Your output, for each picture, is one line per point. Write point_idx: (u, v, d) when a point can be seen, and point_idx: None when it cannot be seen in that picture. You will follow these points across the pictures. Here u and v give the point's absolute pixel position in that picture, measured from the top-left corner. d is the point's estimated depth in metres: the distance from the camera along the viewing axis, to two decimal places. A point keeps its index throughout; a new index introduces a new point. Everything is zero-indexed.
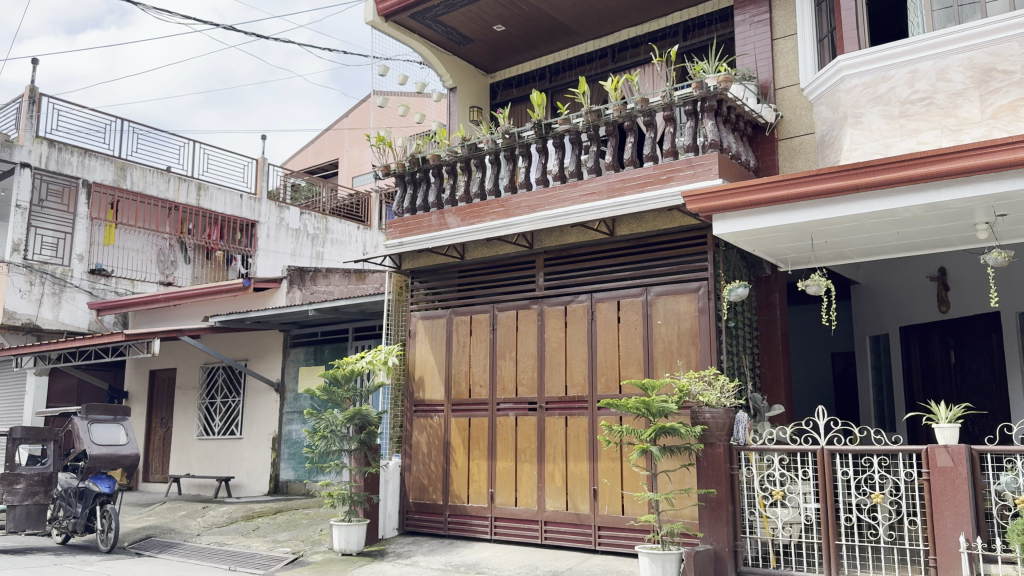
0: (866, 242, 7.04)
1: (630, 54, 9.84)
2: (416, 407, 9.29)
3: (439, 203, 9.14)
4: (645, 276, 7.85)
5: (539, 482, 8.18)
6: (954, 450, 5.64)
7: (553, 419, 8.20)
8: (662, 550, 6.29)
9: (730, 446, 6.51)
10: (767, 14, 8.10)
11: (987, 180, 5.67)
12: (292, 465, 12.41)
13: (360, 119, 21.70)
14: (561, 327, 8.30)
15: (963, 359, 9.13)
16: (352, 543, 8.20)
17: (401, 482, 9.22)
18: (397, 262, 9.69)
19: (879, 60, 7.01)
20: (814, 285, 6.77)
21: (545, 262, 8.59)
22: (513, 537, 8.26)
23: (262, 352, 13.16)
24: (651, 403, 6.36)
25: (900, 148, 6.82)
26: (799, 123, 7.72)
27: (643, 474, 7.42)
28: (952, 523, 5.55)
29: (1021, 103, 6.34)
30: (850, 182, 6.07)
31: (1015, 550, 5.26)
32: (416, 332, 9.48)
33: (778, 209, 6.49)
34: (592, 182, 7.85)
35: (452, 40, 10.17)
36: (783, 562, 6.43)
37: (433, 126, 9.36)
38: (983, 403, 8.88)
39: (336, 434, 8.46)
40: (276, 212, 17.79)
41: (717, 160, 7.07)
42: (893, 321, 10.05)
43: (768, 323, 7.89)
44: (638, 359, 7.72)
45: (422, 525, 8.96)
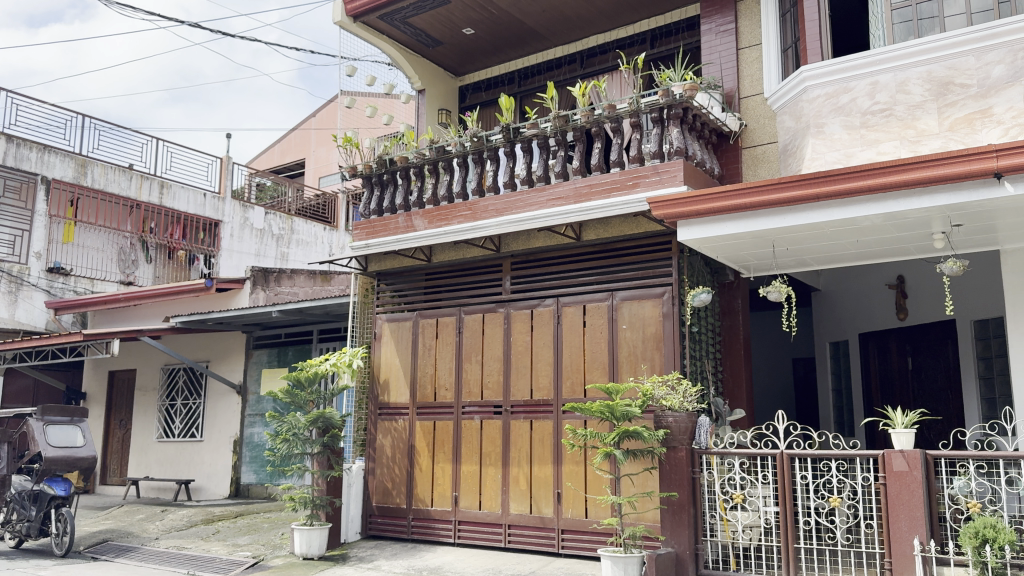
0: (826, 249, 7.15)
1: (598, 61, 9.92)
2: (380, 410, 9.24)
3: (406, 205, 9.11)
4: (611, 281, 7.89)
5: (502, 485, 8.18)
6: (909, 455, 5.74)
7: (518, 422, 8.21)
8: (623, 553, 6.38)
9: (692, 450, 6.58)
10: (733, 24, 8.21)
11: (943, 191, 5.80)
12: (253, 469, 12.27)
13: (326, 119, 21.57)
14: (526, 331, 8.32)
15: (920, 366, 9.33)
16: (313, 547, 8.10)
17: (364, 486, 9.17)
18: (362, 264, 9.63)
19: (841, 71, 7.14)
20: (775, 292, 6.85)
21: (511, 265, 8.61)
22: (476, 541, 8.25)
23: (223, 353, 13.02)
24: (614, 407, 6.41)
25: (860, 158, 6.96)
26: (762, 131, 7.84)
27: (606, 478, 7.47)
28: (907, 527, 5.65)
29: (977, 117, 6.53)
30: (810, 191, 6.19)
31: (967, 552, 5.41)
32: (381, 335, 9.44)
33: (741, 217, 6.57)
34: (559, 186, 7.88)
35: (421, 42, 10.15)
36: (742, 565, 6.50)
37: (400, 128, 9.29)
38: (939, 409, 9.09)
39: (298, 437, 8.33)
40: (240, 212, 17.56)
41: (682, 167, 7.14)
42: (852, 327, 10.23)
43: (730, 328, 7.99)
44: (603, 364, 7.77)
45: (385, 530, 8.91)
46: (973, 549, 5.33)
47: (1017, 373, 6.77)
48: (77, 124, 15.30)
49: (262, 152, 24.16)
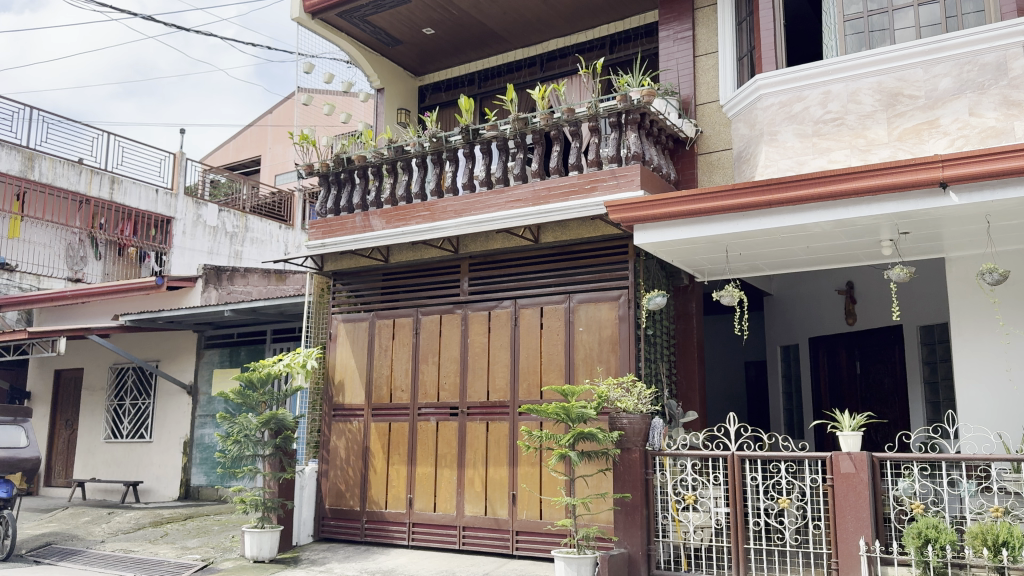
0: (778, 255, 7.28)
1: (558, 64, 9.96)
2: (335, 411, 9.15)
3: (363, 204, 9.03)
4: (568, 284, 7.93)
5: (457, 487, 8.16)
6: (856, 457, 5.86)
7: (474, 424, 8.20)
8: (577, 554, 6.44)
9: (646, 451, 6.63)
10: (690, 31, 8.31)
11: (890, 200, 5.95)
12: (203, 471, 12.06)
13: (283, 115, 21.31)
14: (483, 332, 8.32)
15: (868, 370, 9.55)
16: (265, 550, 7.99)
17: (317, 488, 9.08)
18: (318, 263, 9.53)
19: (794, 80, 7.26)
20: (728, 296, 6.94)
21: (469, 266, 8.59)
22: (430, 543, 8.22)
23: (174, 353, 12.78)
24: (570, 409, 6.44)
25: (812, 166, 7.10)
26: (717, 138, 7.96)
27: (561, 479, 7.49)
28: (854, 527, 5.78)
29: (925, 127, 6.71)
30: (762, 198, 6.29)
31: (911, 552, 5.55)
32: (336, 336, 9.35)
33: (695, 222, 6.66)
34: (518, 189, 7.90)
35: (381, 40, 10.07)
36: (694, 566, 6.58)
37: (358, 126, 9.20)
38: (885, 412, 9.31)
39: (249, 439, 8.22)
40: (193, 208, 17.18)
41: (639, 171, 7.21)
42: (803, 331, 10.42)
43: (684, 331, 8.09)
44: (559, 366, 7.80)
45: (338, 532, 8.83)
46: (916, 549, 5.47)
47: (959, 377, 6.98)
48: (25, 117, 14.78)
49: (216, 148, 23.76)
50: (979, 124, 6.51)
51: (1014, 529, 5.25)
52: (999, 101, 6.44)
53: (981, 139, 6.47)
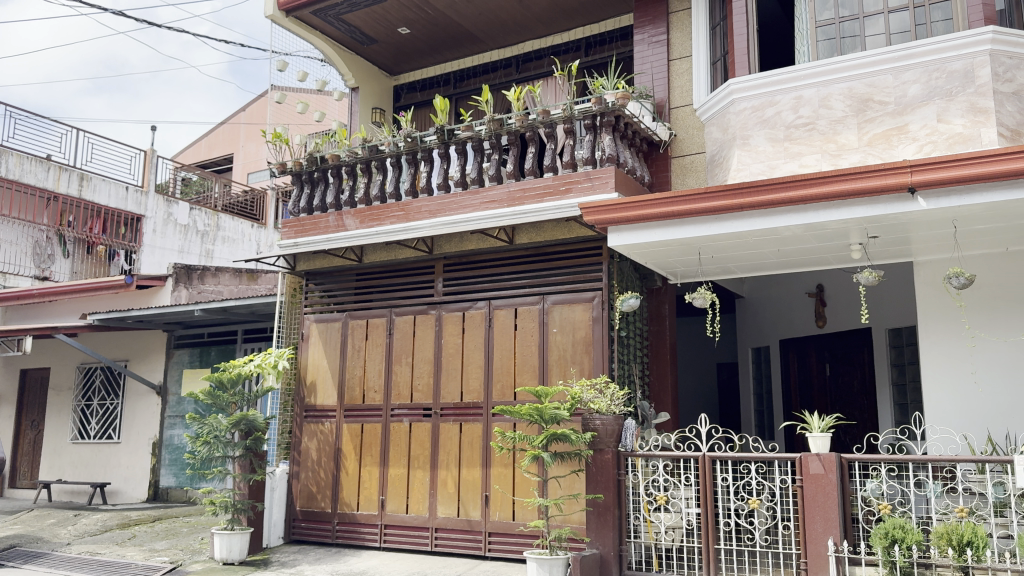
0: (750, 258, 7.35)
1: (533, 65, 9.97)
2: (307, 412, 9.09)
3: (337, 204, 8.98)
4: (542, 285, 7.94)
5: (430, 488, 8.14)
6: (825, 458, 5.93)
7: (447, 425, 8.18)
8: (549, 555, 6.45)
9: (618, 452, 6.66)
10: (665, 35, 8.36)
11: (860, 205, 6.02)
12: (172, 472, 11.91)
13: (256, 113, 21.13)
14: (457, 334, 8.31)
15: (837, 372, 9.66)
16: (234, 552, 7.91)
17: (288, 490, 9.00)
18: (291, 263, 9.46)
19: (766, 86, 7.34)
20: (700, 298, 6.99)
21: (443, 267, 8.57)
22: (402, 545, 8.18)
23: (143, 353, 12.62)
24: (543, 411, 6.46)
25: (783, 170, 7.18)
26: (690, 142, 8.01)
27: (533, 480, 7.50)
28: (822, 528, 5.84)
29: (894, 133, 6.80)
30: (734, 202, 6.35)
31: (878, 552, 5.62)
32: (308, 336, 9.29)
33: (669, 225, 6.69)
34: (493, 190, 7.89)
35: (356, 39, 10.02)
36: (665, 566, 6.61)
37: (332, 125, 9.14)
38: (854, 414, 9.43)
39: (219, 440, 8.14)
40: (164, 206, 16.98)
41: (614, 174, 7.24)
42: (773, 333, 10.53)
43: (657, 333, 8.13)
44: (533, 367, 7.80)
45: (308, 534, 8.77)
46: (883, 548, 5.54)
47: (926, 380, 7.09)
48: None
49: (188, 145, 23.49)
50: (946, 130, 6.61)
51: (978, 530, 5.34)
52: (966, 108, 6.55)
53: (949, 145, 6.58)
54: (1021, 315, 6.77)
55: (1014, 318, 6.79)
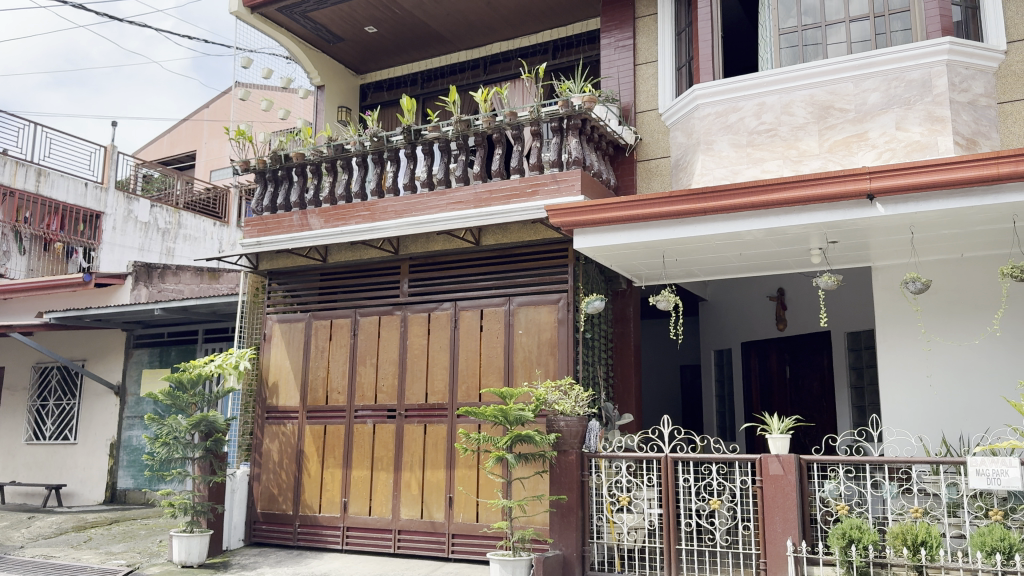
0: (712, 261, 7.43)
1: (501, 67, 9.98)
2: (268, 413, 8.99)
3: (301, 203, 8.89)
4: (508, 286, 7.95)
5: (393, 490, 8.10)
6: (784, 459, 6.01)
7: (411, 426, 8.15)
8: (512, 556, 6.45)
9: (582, 453, 6.70)
10: (631, 40, 8.42)
11: (821, 210, 6.13)
12: (130, 474, 11.71)
13: (220, 110, 20.87)
14: (423, 334, 8.28)
15: (797, 374, 9.81)
16: (193, 555, 7.80)
17: (249, 492, 8.90)
18: (253, 262, 9.36)
19: (730, 92, 7.42)
20: (664, 301, 7.05)
21: (409, 267, 8.54)
22: (364, 547, 8.13)
23: (101, 352, 12.39)
24: (508, 412, 6.46)
25: (746, 175, 7.27)
26: (656, 146, 8.07)
27: (497, 482, 7.51)
28: (781, 528, 5.92)
29: (854, 140, 6.93)
30: (698, 206, 6.42)
31: (835, 552, 5.71)
32: (271, 336, 9.19)
33: (634, 227, 6.74)
34: (459, 191, 7.88)
35: (322, 37, 9.95)
36: (627, 566, 6.65)
37: (297, 123, 9.04)
38: (814, 416, 9.58)
39: (179, 441, 8.02)
40: (124, 203, 16.62)
41: (580, 176, 7.28)
42: (735, 337, 10.65)
43: (621, 335, 8.20)
44: (498, 368, 7.81)
45: (269, 536, 8.67)
46: (840, 549, 5.63)
47: (883, 383, 7.22)
48: None
49: (150, 141, 23.13)
50: (905, 138, 6.75)
51: (932, 530, 5.46)
52: (924, 117, 6.69)
53: (906, 153, 6.71)
54: (975, 320, 6.93)
55: (969, 323, 6.95)
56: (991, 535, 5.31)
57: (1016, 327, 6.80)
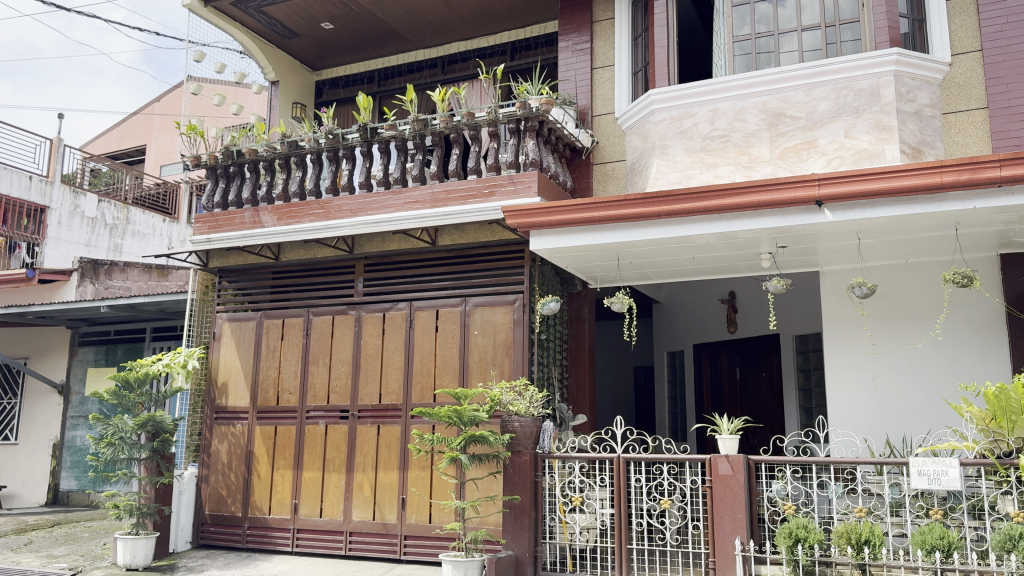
0: (666, 264, 7.51)
1: (459, 67, 9.96)
2: (217, 414, 8.85)
3: (253, 200, 8.76)
4: (464, 287, 7.94)
5: (345, 491, 8.03)
6: (733, 459, 6.11)
7: (364, 427, 8.09)
8: (464, 557, 6.44)
9: (536, 454, 6.72)
10: (588, 44, 8.47)
11: (771, 215, 6.24)
12: (74, 475, 11.41)
13: (171, 104, 20.45)
14: (377, 335, 8.23)
15: (747, 376, 9.98)
16: (138, 558, 7.63)
17: (197, 493, 8.75)
18: (203, 260, 9.22)
19: (684, 97, 7.52)
20: (618, 302, 7.09)
21: (364, 267, 8.48)
22: (315, 549, 8.05)
23: (45, 350, 12.09)
24: (462, 412, 6.46)
25: (699, 180, 7.37)
26: (612, 149, 8.14)
27: (451, 483, 7.50)
28: (730, 528, 6.01)
29: (804, 147, 7.07)
30: (652, 209, 6.48)
31: (782, 551, 5.81)
32: (220, 335, 9.05)
33: (589, 230, 6.79)
34: (415, 190, 7.84)
35: (277, 32, 9.82)
36: (579, 566, 6.69)
37: (249, 119, 8.91)
38: (762, 416, 9.76)
39: (124, 441, 7.86)
40: (70, 197, 16.10)
41: (536, 178, 7.31)
42: (687, 338, 10.79)
43: (577, 337, 8.24)
44: (453, 369, 7.80)
45: (218, 538, 8.53)
46: (787, 548, 5.73)
47: (830, 385, 7.36)
48: None
49: (99, 134, 22.58)
50: (853, 146, 6.90)
51: (875, 528, 5.59)
52: (872, 126, 6.86)
53: (855, 160, 6.87)
54: (919, 324, 7.12)
55: (912, 327, 7.14)
56: (931, 533, 5.45)
57: (957, 331, 7.00)
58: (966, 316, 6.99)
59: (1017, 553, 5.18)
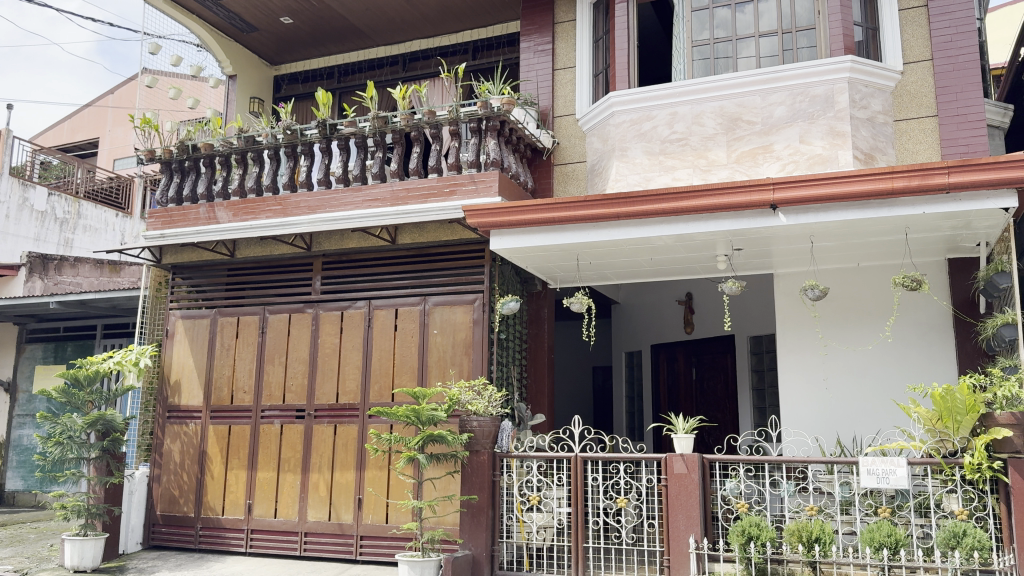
0: (625, 265, 7.57)
1: (420, 65, 9.95)
2: (169, 413, 8.70)
3: (208, 195, 8.63)
4: (424, 286, 7.91)
5: (300, 492, 7.95)
6: (688, 459, 6.18)
7: (321, 427, 8.01)
8: (420, 557, 6.41)
9: (494, 453, 6.73)
10: (550, 45, 8.50)
11: (727, 218, 6.33)
12: (20, 475, 11.12)
13: (125, 97, 20.05)
14: (335, 333, 8.16)
15: (703, 376, 10.12)
16: (86, 559, 7.47)
17: (148, 493, 8.59)
18: (157, 256, 9.04)
19: (644, 100, 7.59)
20: (578, 302, 7.12)
21: (322, 265, 8.41)
22: (269, 550, 7.96)
23: None
24: (421, 412, 6.44)
25: (657, 182, 7.45)
26: (572, 151, 8.18)
27: (408, 482, 7.47)
28: (684, 526, 6.09)
29: (760, 152, 7.18)
30: (611, 211, 6.52)
31: (735, 549, 5.90)
32: (173, 333, 8.89)
33: (548, 230, 6.81)
34: (375, 188, 7.79)
35: (235, 26, 9.68)
36: (535, 565, 6.71)
37: (206, 114, 8.77)
38: (717, 416, 9.91)
39: (73, 441, 7.67)
40: (19, 190, 15.36)
41: (497, 178, 7.31)
42: (644, 339, 10.89)
43: (536, 336, 8.27)
44: (411, 368, 7.77)
45: (170, 539, 8.38)
46: (740, 546, 5.82)
47: (782, 388, 7.48)
48: None
49: (49, 126, 22.04)
50: (808, 151, 7.04)
51: (825, 526, 5.70)
52: (826, 132, 7.00)
53: (809, 165, 7.00)
54: (869, 326, 7.28)
55: (863, 329, 7.30)
56: (879, 531, 5.57)
57: (906, 333, 7.17)
58: (915, 319, 7.16)
59: (960, 550, 5.34)
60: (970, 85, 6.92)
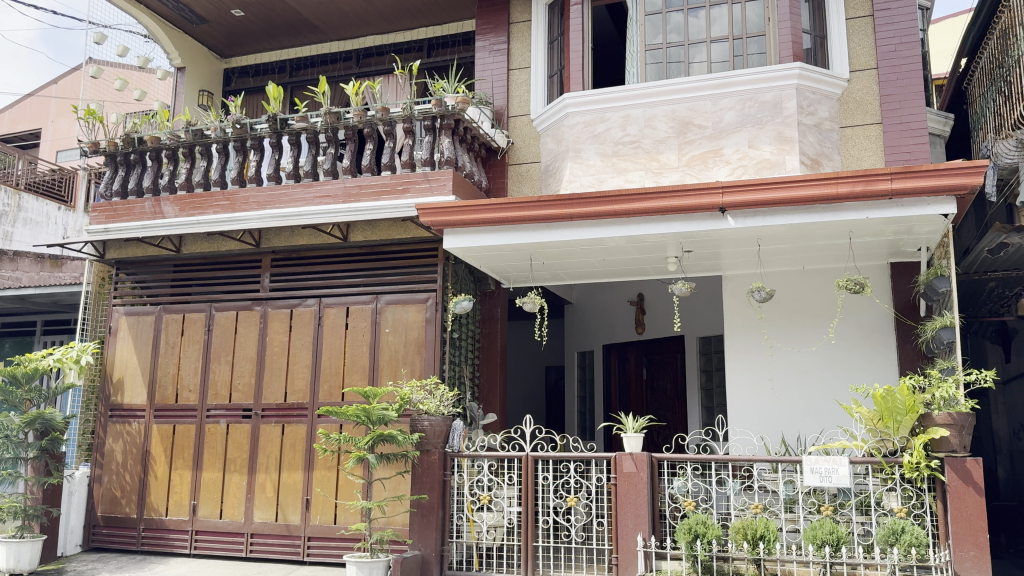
0: (578, 266, 7.62)
1: (374, 61, 9.89)
2: (112, 411, 8.49)
3: (154, 189, 8.44)
4: (376, 284, 7.85)
5: (247, 492, 7.83)
6: (637, 458, 6.24)
7: (268, 426, 7.90)
8: (369, 558, 6.36)
9: (445, 453, 6.71)
10: (505, 44, 8.50)
11: (678, 220, 6.41)
12: None
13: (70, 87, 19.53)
14: (284, 331, 8.06)
15: (653, 376, 10.25)
16: (22, 562, 7.26)
17: (88, 494, 8.38)
18: (100, 251, 8.82)
19: (599, 102, 7.65)
20: (530, 302, 7.15)
21: (272, 262, 8.30)
22: (214, 551, 7.82)
23: None
24: (370, 412, 6.38)
25: (610, 184, 7.51)
26: (526, 150, 8.19)
27: (358, 483, 7.43)
28: (633, 524, 6.15)
29: (709, 156, 7.29)
30: (564, 211, 6.55)
31: (682, 547, 5.97)
32: (117, 330, 8.68)
33: (501, 230, 6.82)
34: (327, 184, 7.71)
35: (184, 17, 9.49)
36: (485, 564, 6.72)
37: (153, 106, 8.58)
38: (665, 415, 10.05)
39: (10, 440, 7.52)
40: None
41: (451, 177, 7.29)
42: (596, 339, 10.97)
43: (488, 336, 8.27)
44: (362, 368, 7.71)
45: (111, 541, 8.18)
46: (687, 543, 5.88)
47: (730, 389, 7.59)
48: None
49: None
50: (756, 155, 7.16)
51: (769, 524, 5.79)
52: (774, 137, 7.13)
53: (757, 169, 7.13)
54: (815, 328, 7.44)
55: (807, 331, 7.45)
56: (821, 529, 5.68)
57: (849, 335, 7.34)
58: (858, 321, 7.33)
59: (899, 547, 5.50)
60: (913, 94, 7.12)
